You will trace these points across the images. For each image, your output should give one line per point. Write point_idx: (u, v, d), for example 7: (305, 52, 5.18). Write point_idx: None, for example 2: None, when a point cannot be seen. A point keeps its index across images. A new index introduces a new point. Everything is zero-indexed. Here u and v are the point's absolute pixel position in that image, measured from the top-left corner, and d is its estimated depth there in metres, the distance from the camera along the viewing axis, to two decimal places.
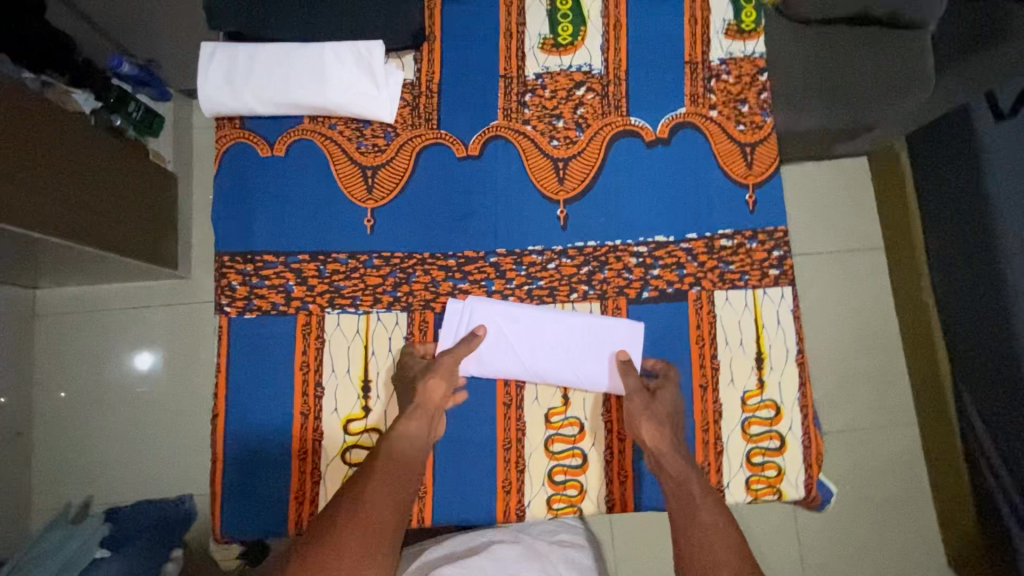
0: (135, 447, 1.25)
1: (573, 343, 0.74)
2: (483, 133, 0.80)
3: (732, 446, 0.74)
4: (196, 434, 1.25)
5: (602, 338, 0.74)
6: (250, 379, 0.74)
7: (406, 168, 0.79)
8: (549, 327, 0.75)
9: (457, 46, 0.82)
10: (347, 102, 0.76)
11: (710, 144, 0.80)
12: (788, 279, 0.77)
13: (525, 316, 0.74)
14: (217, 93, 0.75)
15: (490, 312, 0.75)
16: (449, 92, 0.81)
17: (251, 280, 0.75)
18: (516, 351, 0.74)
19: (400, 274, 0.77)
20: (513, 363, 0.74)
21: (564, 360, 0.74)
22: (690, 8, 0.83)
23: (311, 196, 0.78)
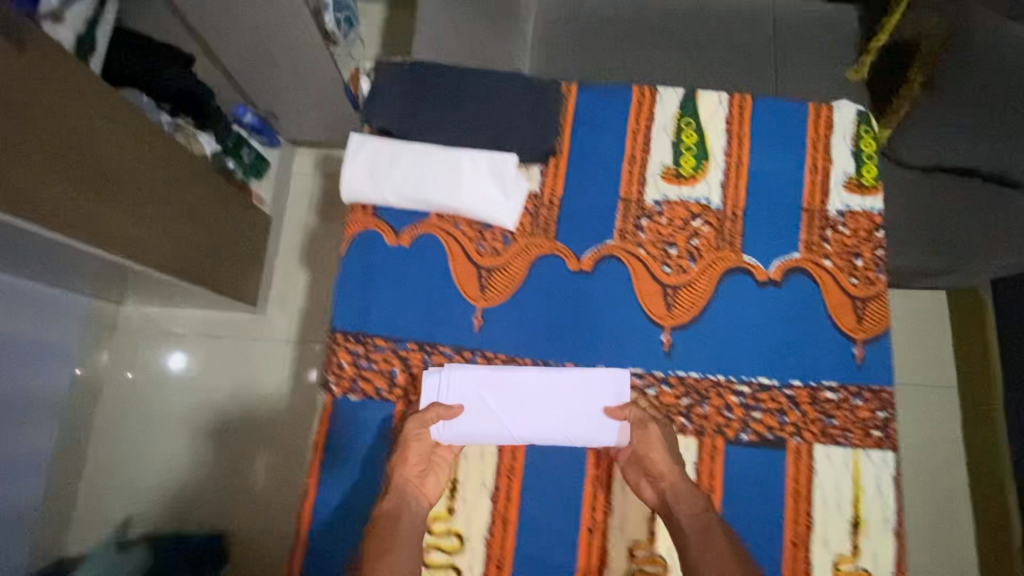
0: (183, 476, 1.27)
1: (556, 399, 0.75)
2: (597, 250, 0.82)
3: None
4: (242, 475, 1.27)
5: (590, 389, 0.75)
6: (343, 461, 0.76)
7: (520, 273, 0.81)
8: (527, 386, 0.76)
9: (582, 163, 0.85)
10: (475, 206, 0.81)
11: (822, 293, 0.80)
12: (892, 443, 0.75)
13: (505, 383, 0.76)
14: (359, 185, 0.81)
15: (463, 376, 0.76)
16: (570, 206, 0.84)
17: (360, 362, 0.78)
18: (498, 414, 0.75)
19: None
20: (498, 429, 0.75)
21: (549, 417, 0.75)
22: (813, 156, 0.85)
23: (426, 288, 0.81)
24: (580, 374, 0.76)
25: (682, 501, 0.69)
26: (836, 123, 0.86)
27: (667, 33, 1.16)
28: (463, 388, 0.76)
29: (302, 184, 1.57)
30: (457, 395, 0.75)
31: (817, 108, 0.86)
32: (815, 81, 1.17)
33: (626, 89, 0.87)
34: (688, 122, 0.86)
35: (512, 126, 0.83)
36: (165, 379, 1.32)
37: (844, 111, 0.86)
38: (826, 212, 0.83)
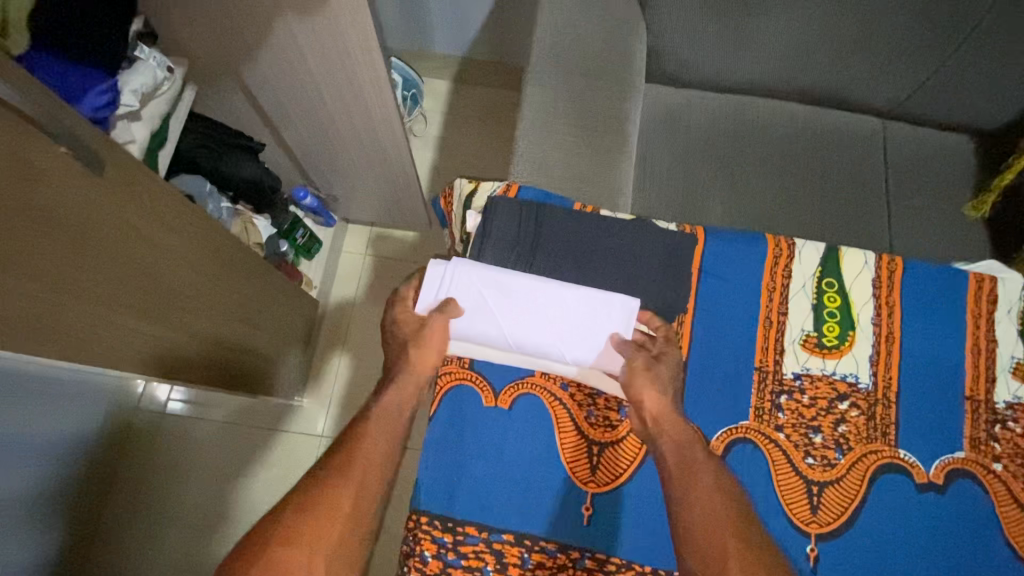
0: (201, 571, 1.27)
1: (555, 314, 0.70)
2: (729, 430, 0.71)
3: None
4: None
5: (595, 312, 0.70)
6: None
7: (639, 452, 0.70)
8: (529, 298, 0.71)
9: (710, 321, 0.75)
10: (587, 315, 0.70)
11: (994, 503, 0.68)
12: None
13: (514, 286, 0.70)
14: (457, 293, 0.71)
15: (471, 274, 0.70)
16: (696, 374, 0.73)
17: (447, 555, 0.66)
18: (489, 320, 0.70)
19: None
20: (495, 333, 0.71)
21: (549, 328, 0.71)
22: (974, 334, 0.74)
23: (527, 463, 0.69)
24: (584, 295, 0.70)
25: (667, 430, 0.67)
26: (999, 297, 0.75)
27: (773, 151, 1.07)
28: (465, 285, 0.70)
29: (351, 264, 1.48)
30: (458, 291, 0.70)
31: (978, 277, 0.76)
32: (936, 212, 1.06)
33: (760, 239, 0.77)
34: (830, 283, 0.76)
35: (636, 279, 0.73)
36: (206, 469, 1.32)
37: (1009, 284, 0.76)
38: (993, 404, 0.72)
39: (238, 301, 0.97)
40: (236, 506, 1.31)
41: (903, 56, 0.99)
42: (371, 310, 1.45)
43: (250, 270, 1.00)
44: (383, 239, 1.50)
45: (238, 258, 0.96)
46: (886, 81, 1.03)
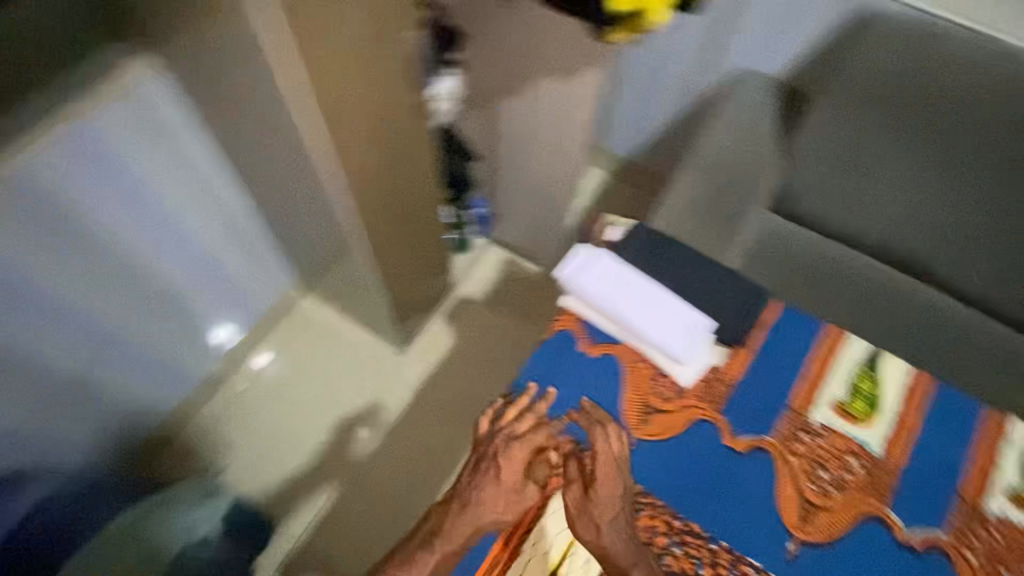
0: (288, 440, 1.65)
1: (658, 306, 0.96)
2: (754, 438, 0.91)
3: None
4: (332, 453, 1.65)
5: (684, 317, 0.96)
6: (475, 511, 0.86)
7: (680, 424, 0.91)
8: (643, 290, 0.97)
9: (766, 360, 0.97)
10: (680, 316, 0.96)
11: None
12: None
13: (635, 278, 0.98)
14: (594, 267, 0.98)
15: (608, 260, 0.99)
16: (742, 392, 0.94)
17: (520, 429, 0.91)
18: (621, 312, 0.96)
19: (629, 503, 0.86)
20: (613, 303, 0.96)
21: (652, 314, 0.96)
22: (982, 454, 0.90)
23: (597, 396, 0.93)
24: (683, 303, 0.97)
25: (627, 556, 0.81)
26: (1011, 437, 0.91)
27: (854, 289, 1.31)
28: (604, 264, 0.98)
29: (484, 273, 1.88)
30: (597, 265, 0.98)
31: (995, 416, 0.92)
32: None
33: (821, 323, 1.01)
34: (869, 373, 0.96)
35: (719, 307, 0.99)
36: (318, 375, 1.72)
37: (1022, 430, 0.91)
38: (983, 510, 0.86)
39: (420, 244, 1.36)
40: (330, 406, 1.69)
41: (989, 245, 1.21)
42: (486, 311, 1.83)
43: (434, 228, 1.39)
44: (516, 265, 1.89)
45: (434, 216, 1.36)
46: (967, 266, 1.26)
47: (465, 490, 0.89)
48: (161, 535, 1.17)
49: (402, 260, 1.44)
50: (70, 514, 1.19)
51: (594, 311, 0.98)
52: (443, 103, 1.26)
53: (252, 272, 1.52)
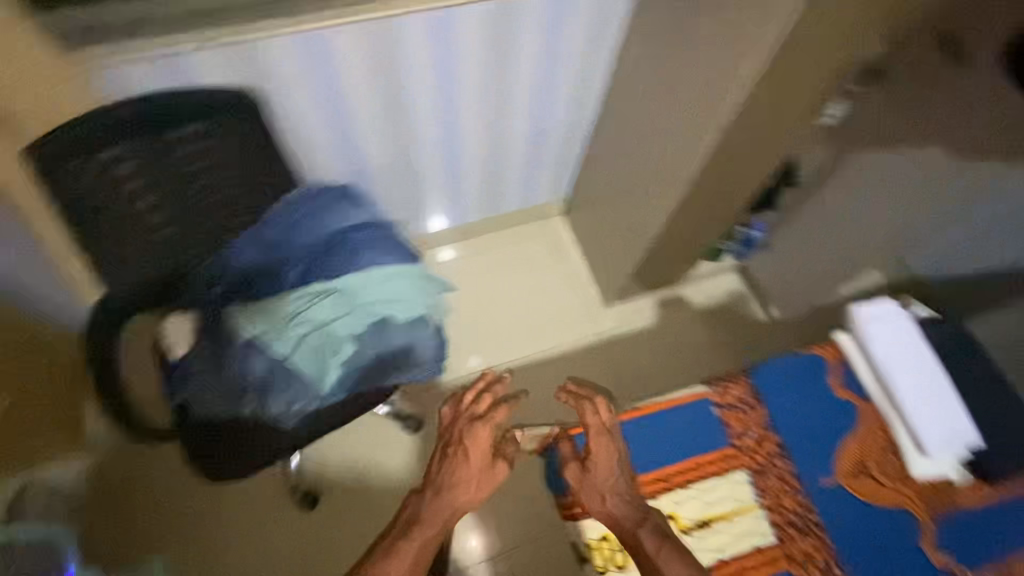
0: (483, 301, 1.84)
1: (936, 394, 0.94)
2: (947, 562, 0.90)
3: None
4: (504, 335, 1.80)
5: (955, 421, 0.93)
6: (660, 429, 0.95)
7: (888, 500, 0.92)
8: (927, 372, 0.96)
9: (1002, 510, 0.93)
10: (949, 416, 0.93)
11: None
12: None
13: (925, 358, 0.97)
14: (888, 326, 0.99)
15: (904, 328, 0.99)
16: (962, 518, 0.92)
17: (745, 403, 0.98)
18: (903, 376, 0.95)
19: (802, 524, 0.91)
20: (893, 365, 0.96)
21: (925, 398, 0.94)
22: None
23: (827, 425, 0.96)
24: (962, 406, 0.94)
25: (634, 514, 0.87)
26: None
27: None
28: (900, 327, 0.99)
29: (714, 289, 1.92)
30: (893, 325, 0.99)
31: None
32: None
33: None
34: None
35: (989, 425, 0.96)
36: (535, 279, 1.88)
37: None
38: None
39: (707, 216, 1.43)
40: (525, 300, 1.85)
41: None
42: (695, 319, 1.87)
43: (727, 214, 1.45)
44: (746, 302, 1.91)
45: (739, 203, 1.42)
46: None
47: (438, 478, 1.14)
48: (378, 300, 1.18)
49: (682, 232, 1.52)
50: (380, 244, 1.22)
51: (867, 358, 0.99)
52: (829, 120, 1.39)
53: (552, 168, 1.75)
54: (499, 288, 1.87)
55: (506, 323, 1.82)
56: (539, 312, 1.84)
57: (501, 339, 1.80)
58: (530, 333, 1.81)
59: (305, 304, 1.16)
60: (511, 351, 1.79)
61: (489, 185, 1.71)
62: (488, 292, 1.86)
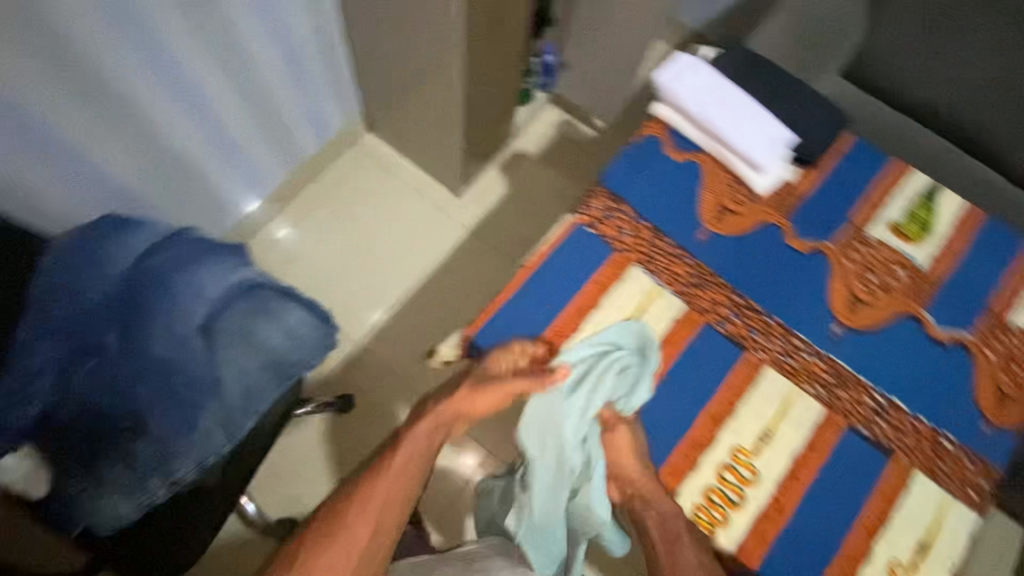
0: (336, 257, 1.71)
1: None
2: (815, 242, 1.00)
3: (1002, 436, 0.90)
4: (376, 277, 1.70)
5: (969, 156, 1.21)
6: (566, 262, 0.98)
7: (800, 195, 1.03)
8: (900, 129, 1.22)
9: (832, 181, 1.04)
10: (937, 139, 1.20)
11: (988, 297, 0.98)
12: None
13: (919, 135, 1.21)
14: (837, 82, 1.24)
15: None
16: (808, 206, 1.02)
17: (675, 142, 1.05)
18: (703, 115, 1.02)
19: (747, 226, 1.00)
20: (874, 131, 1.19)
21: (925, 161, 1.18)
22: (879, 196, 1.04)
23: (677, 198, 1.02)
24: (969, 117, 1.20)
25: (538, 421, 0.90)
26: None
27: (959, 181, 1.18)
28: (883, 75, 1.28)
29: (541, 130, 1.92)
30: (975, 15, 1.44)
31: None
32: None
33: (880, 159, 1.07)
34: (926, 203, 1.04)
35: (800, 116, 1.05)
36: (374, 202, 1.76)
37: None
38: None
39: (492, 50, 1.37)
40: (374, 236, 1.74)
41: None
42: (539, 167, 1.87)
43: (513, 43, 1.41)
44: (573, 126, 1.93)
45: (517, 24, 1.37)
46: None
47: (398, 449, 0.93)
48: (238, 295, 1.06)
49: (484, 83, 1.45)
50: (193, 253, 1.03)
51: (680, 118, 1.05)
52: None
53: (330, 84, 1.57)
54: (341, 237, 1.73)
55: (370, 265, 1.71)
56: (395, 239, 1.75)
57: (375, 282, 1.70)
58: (399, 263, 1.72)
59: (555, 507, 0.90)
60: (395, 285, 1.70)
61: (269, 129, 1.49)
62: (333, 246, 1.72)
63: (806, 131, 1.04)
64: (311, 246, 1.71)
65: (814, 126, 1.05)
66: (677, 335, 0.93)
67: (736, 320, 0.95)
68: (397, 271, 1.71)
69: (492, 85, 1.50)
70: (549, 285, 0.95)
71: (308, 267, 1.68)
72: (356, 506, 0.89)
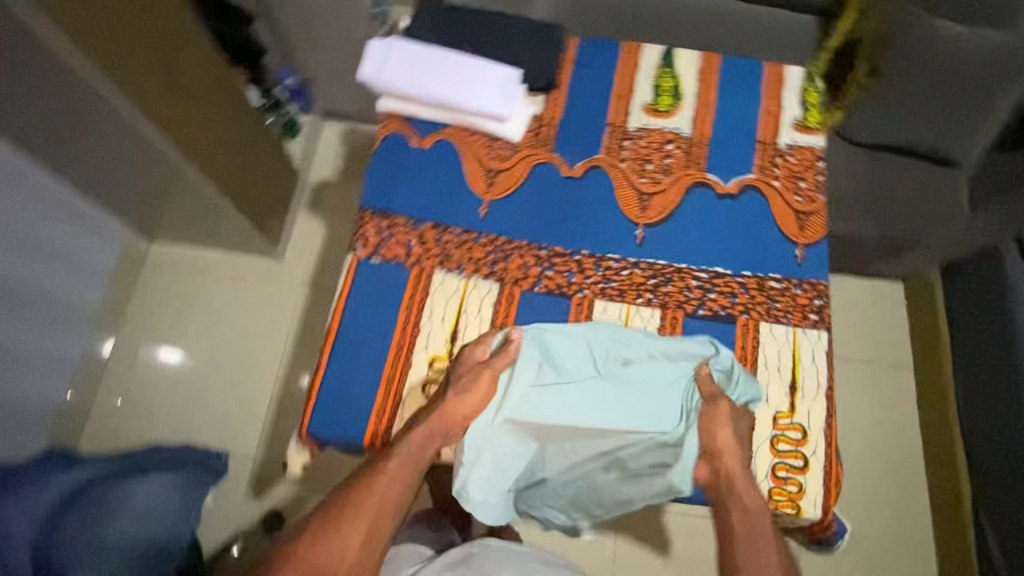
0: (192, 382, 1.59)
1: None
2: (587, 161, 0.99)
3: (815, 251, 0.94)
4: (243, 379, 1.59)
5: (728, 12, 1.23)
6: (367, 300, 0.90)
7: (555, 124, 1.02)
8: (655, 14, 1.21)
9: (577, 95, 1.04)
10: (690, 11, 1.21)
11: (757, 132, 1.01)
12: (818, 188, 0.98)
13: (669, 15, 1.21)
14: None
15: None
16: (565, 130, 1.01)
17: (416, 129, 1.00)
18: (424, 92, 0.95)
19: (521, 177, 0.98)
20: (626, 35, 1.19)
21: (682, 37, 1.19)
22: (623, 86, 1.04)
23: (444, 184, 0.97)
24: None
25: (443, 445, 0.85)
26: (787, 78, 1.06)
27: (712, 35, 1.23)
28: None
29: (330, 150, 1.79)
30: None
31: (772, 66, 1.06)
32: None
33: (615, 48, 1.07)
34: (669, 72, 1.05)
35: (517, 48, 1.01)
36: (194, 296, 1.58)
37: (793, 70, 1.06)
38: (782, 108, 1.03)
39: (208, 119, 1.24)
40: (220, 341, 1.62)
41: None
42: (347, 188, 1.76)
43: (227, 98, 1.28)
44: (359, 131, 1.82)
45: (216, 79, 1.24)
46: None
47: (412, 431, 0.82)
48: None
49: (225, 152, 1.32)
50: None
51: (408, 104, 0.98)
52: None
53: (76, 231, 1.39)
54: (188, 360, 1.61)
55: (231, 371, 1.60)
56: (242, 332, 1.64)
57: (245, 385, 1.59)
58: (259, 353, 1.62)
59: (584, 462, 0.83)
60: (264, 377, 1.59)
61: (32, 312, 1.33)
62: (185, 373, 1.60)
63: (530, 62, 1.00)
64: (159, 386, 1.58)
65: (535, 51, 1.01)
66: (505, 317, 0.90)
67: (549, 273, 0.92)
68: (260, 362, 1.61)
69: (238, 149, 1.37)
70: (362, 334, 0.89)
71: (169, 408, 1.56)
72: (364, 488, 0.80)
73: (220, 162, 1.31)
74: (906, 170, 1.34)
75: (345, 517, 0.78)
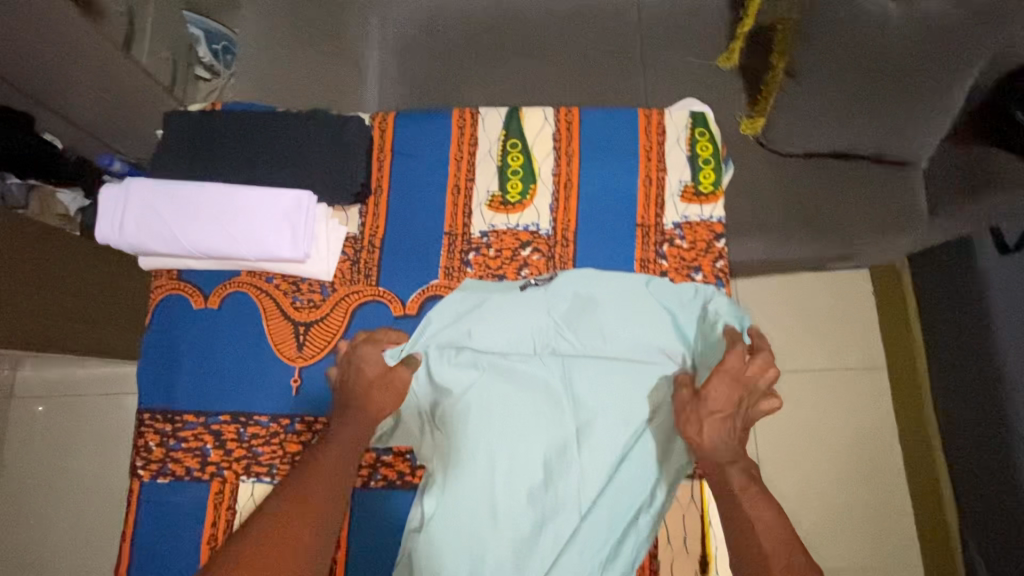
0: None
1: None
2: (422, 291, 0.77)
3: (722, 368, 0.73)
4: None
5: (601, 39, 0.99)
6: (160, 536, 0.71)
7: (377, 245, 0.79)
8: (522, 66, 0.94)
9: (402, 199, 0.80)
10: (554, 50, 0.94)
11: (636, 214, 0.79)
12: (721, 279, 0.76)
13: None
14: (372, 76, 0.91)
15: None
16: (390, 252, 0.79)
17: (195, 287, 0.77)
18: (184, 245, 0.72)
19: (336, 332, 0.76)
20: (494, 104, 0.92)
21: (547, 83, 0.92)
22: (457, 176, 0.81)
23: (241, 356, 0.75)
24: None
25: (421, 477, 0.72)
26: (667, 127, 0.82)
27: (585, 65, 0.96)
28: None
29: None
30: None
31: (648, 113, 0.82)
32: (690, 69, 1.12)
33: (444, 122, 0.83)
34: (515, 146, 0.81)
35: (310, 159, 0.76)
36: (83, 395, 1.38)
37: (676, 113, 0.82)
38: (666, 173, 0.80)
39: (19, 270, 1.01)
40: None
41: None
42: None
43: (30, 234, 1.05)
44: None
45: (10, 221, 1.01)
46: None
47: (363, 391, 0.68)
48: None
49: (58, 296, 1.09)
50: None
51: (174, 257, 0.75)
52: None
53: None
54: None
55: None
56: None
57: None
58: None
59: (544, 539, 0.68)
60: None
61: None
62: None
63: (332, 175, 0.76)
64: None
65: (337, 158, 0.77)
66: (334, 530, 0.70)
67: (387, 457, 0.74)
68: None
69: (79, 280, 1.15)
70: None
71: None
72: (344, 445, 0.64)
73: (54, 314, 1.08)
74: (849, 174, 1.10)
75: (311, 494, 0.59)
